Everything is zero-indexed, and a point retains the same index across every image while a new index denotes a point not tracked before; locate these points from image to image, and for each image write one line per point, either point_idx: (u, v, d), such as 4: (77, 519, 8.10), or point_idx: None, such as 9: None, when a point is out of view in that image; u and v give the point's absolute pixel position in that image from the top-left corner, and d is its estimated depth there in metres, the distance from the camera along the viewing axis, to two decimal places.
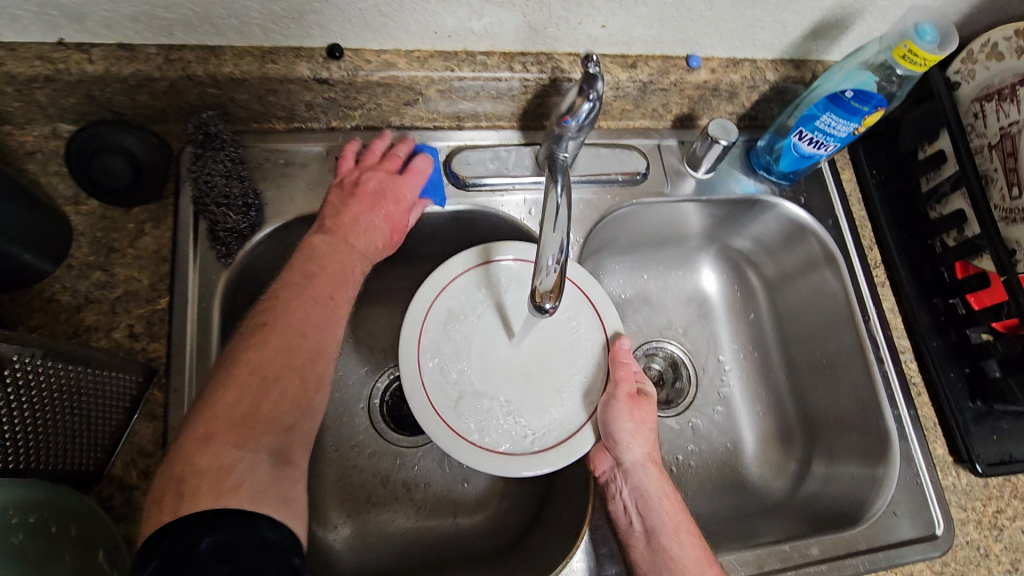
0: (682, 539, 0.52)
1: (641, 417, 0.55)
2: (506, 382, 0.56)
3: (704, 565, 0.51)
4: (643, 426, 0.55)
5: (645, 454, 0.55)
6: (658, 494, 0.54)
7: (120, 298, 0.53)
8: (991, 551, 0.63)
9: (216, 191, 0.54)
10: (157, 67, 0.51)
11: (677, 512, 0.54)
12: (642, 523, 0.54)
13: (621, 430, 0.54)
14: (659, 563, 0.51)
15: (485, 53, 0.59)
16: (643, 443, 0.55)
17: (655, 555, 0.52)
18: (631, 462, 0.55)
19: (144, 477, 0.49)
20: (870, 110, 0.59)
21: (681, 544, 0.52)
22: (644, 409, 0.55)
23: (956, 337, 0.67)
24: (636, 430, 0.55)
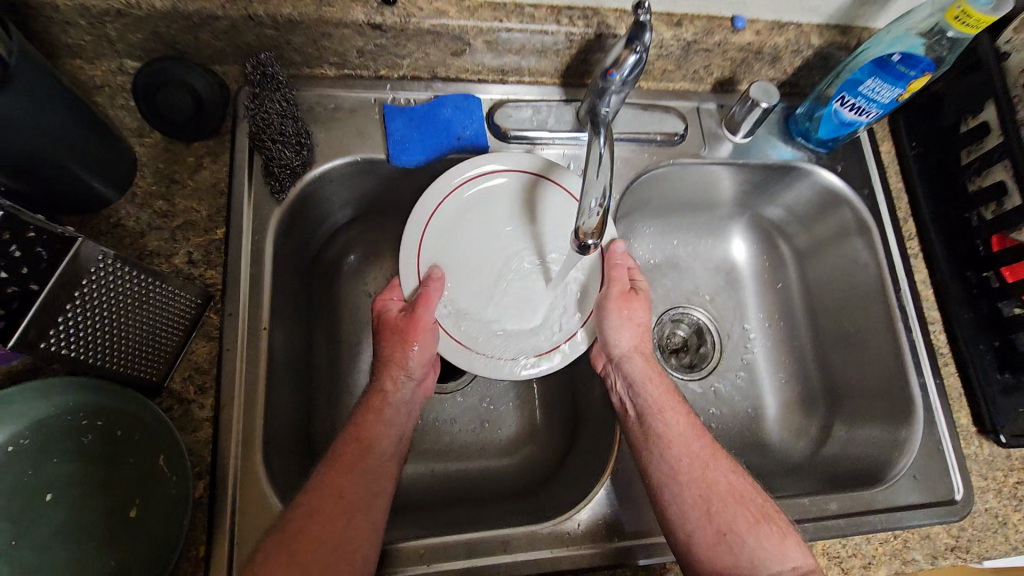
0: (670, 417, 0.56)
1: (631, 310, 0.58)
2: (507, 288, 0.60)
3: (690, 439, 0.55)
4: (633, 320, 0.59)
5: (634, 343, 0.58)
6: (647, 378, 0.58)
7: (180, 227, 0.56)
8: (1010, 520, 0.63)
9: (272, 129, 0.56)
10: (221, 6, 0.53)
11: (666, 395, 0.57)
12: (635, 407, 0.58)
13: (613, 323, 0.58)
14: (650, 441, 0.55)
15: (533, 6, 0.60)
16: (634, 333, 0.59)
17: (645, 434, 0.56)
18: (622, 351, 0.58)
19: (200, 392, 0.53)
20: (916, 74, 0.58)
21: (669, 422, 0.56)
22: (633, 302, 0.59)
23: (988, 310, 0.67)
24: (626, 322, 0.58)
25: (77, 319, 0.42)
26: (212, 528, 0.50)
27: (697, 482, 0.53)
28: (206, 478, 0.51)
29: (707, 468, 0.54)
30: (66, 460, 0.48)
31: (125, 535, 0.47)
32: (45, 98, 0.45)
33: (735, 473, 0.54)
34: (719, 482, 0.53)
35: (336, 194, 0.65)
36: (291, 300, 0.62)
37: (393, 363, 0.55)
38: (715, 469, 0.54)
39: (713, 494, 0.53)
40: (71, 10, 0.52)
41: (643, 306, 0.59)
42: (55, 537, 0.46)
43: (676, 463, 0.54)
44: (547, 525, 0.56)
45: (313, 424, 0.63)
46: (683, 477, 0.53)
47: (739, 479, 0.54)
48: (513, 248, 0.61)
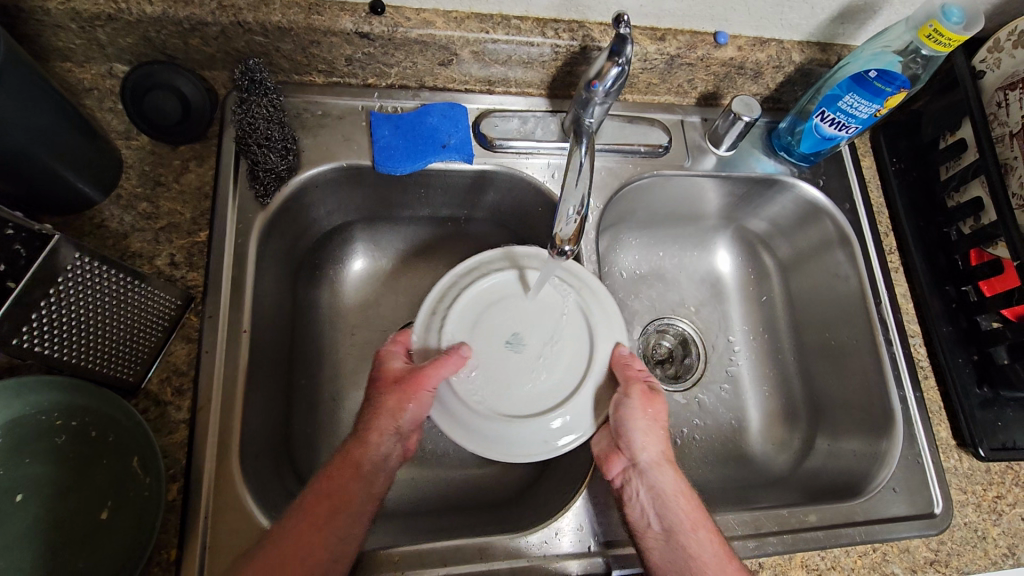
0: (701, 535, 0.52)
1: (658, 414, 0.54)
2: (540, 356, 0.57)
3: (723, 559, 0.51)
4: (658, 426, 0.55)
5: (661, 452, 0.54)
6: (676, 491, 0.53)
7: (163, 229, 0.56)
8: (989, 535, 0.63)
9: (257, 133, 0.56)
10: (211, 13, 0.54)
11: (693, 509, 0.53)
12: (662, 522, 0.52)
13: (638, 427, 0.54)
14: (683, 562, 0.50)
15: (520, 18, 0.61)
16: (659, 440, 0.55)
17: (677, 554, 0.51)
18: (649, 462, 0.53)
19: (177, 394, 0.52)
20: (893, 91, 0.60)
21: (699, 539, 0.51)
22: (658, 405, 0.55)
23: (967, 324, 0.68)
24: (654, 424, 0.54)
25: (50, 317, 0.42)
26: (185, 531, 0.49)
27: None
28: (179, 480, 0.51)
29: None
30: (38, 460, 0.47)
31: (95, 537, 0.47)
32: (31, 95, 0.45)
33: None
34: None
35: (321, 199, 0.65)
36: (273, 303, 0.62)
37: (385, 412, 0.53)
38: None
39: None
40: (62, 14, 0.53)
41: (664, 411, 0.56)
42: (23, 539, 0.45)
43: None
44: (526, 533, 0.55)
45: (293, 427, 0.63)
46: None
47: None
48: (557, 332, 0.59)
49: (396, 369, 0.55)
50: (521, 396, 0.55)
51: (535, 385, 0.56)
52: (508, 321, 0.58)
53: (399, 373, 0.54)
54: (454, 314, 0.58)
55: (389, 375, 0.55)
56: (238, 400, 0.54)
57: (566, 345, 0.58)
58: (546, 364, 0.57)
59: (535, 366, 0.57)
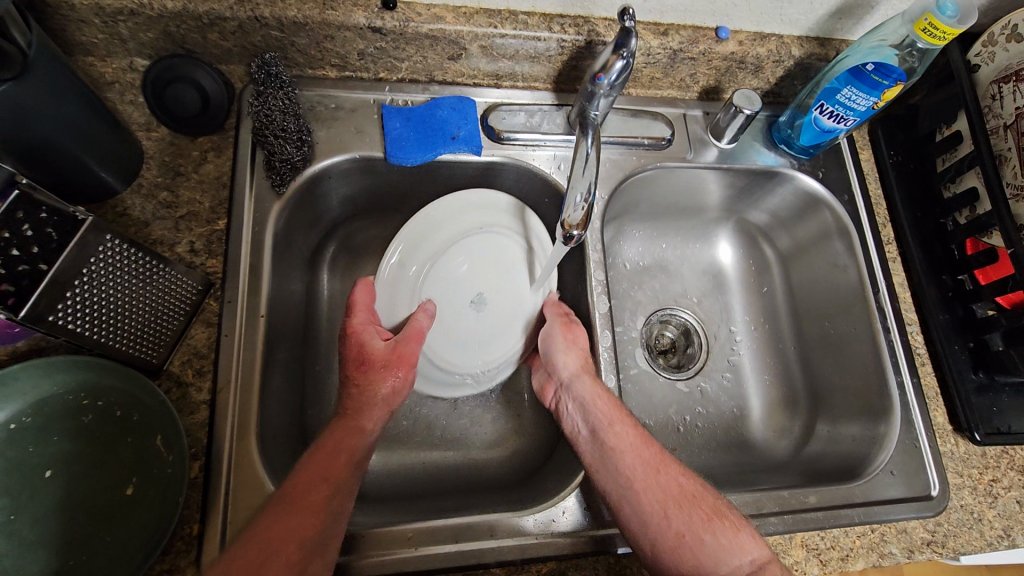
0: (620, 430, 0.57)
1: (572, 335, 0.63)
2: (498, 312, 0.68)
3: (639, 447, 0.56)
4: (574, 344, 0.63)
5: (581, 367, 0.61)
6: (595, 397, 0.59)
7: (183, 218, 0.58)
8: (984, 517, 0.65)
9: (274, 124, 0.59)
10: (229, 8, 0.56)
11: (611, 408, 0.59)
12: (585, 424, 0.59)
13: (557, 352, 0.63)
14: (604, 455, 0.56)
15: (527, 13, 0.63)
16: (581, 359, 0.62)
17: (599, 448, 0.57)
18: (568, 375, 0.61)
19: (198, 376, 0.54)
20: (890, 84, 0.61)
21: (617, 433, 0.57)
22: (574, 332, 0.64)
23: (963, 312, 0.69)
24: (573, 348, 0.63)
25: (82, 296, 0.44)
26: (206, 507, 0.51)
27: (651, 488, 0.54)
28: (200, 459, 0.52)
29: (660, 475, 0.55)
30: (66, 438, 0.49)
31: (120, 512, 0.48)
32: (60, 87, 0.47)
33: (683, 475, 0.55)
34: (669, 485, 0.54)
35: (334, 190, 0.67)
36: (288, 290, 0.64)
37: (377, 394, 0.56)
38: (663, 473, 0.55)
39: (670, 497, 0.53)
40: (87, 9, 0.54)
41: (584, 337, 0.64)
42: (52, 512, 0.47)
43: (628, 471, 0.55)
44: (532, 512, 0.57)
45: (307, 411, 0.65)
46: (637, 483, 0.54)
47: (688, 480, 0.55)
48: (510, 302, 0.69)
49: (377, 347, 0.57)
50: (470, 349, 0.67)
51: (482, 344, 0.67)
52: (472, 285, 0.68)
53: (377, 349, 0.57)
54: (427, 274, 0.66)
55: (371, 356, 0.57)
56: (256, 383, 0.55)
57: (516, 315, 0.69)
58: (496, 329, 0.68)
59: (487, 328, 0.67)
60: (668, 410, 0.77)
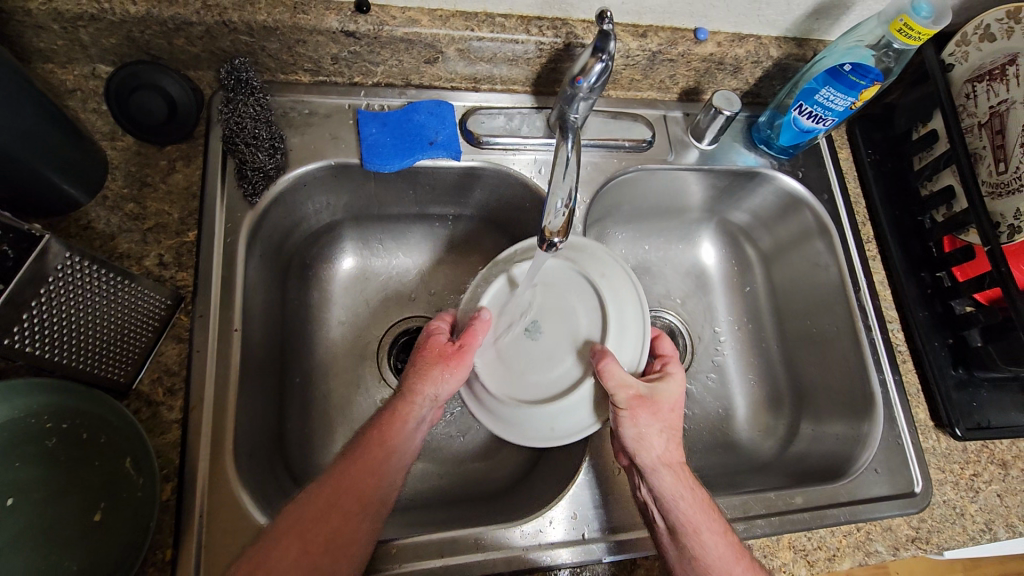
0: (706, 537, 0.51)
1: (650, 418, 0.53)
2: (555, 347, 0.58)
3: (730, 561, 0.51)
4: (654, 428, 0.53)
5: (661, 456, 0.53)
6: (679, 496, 0.52)
7: (151, 230, 0.56)
8: (966, 511, 0.65)
9: (245, 132, 0.57)
10: (195, 12, 0.54)
11: (699, 513, 0.52)
12: (666, 522, 0.53)
13: (632, 434, 0.53)
14: (686, 563, 0.51)
15: (504, 16, 0.62)
16: (662, 441, 0.53)
17: (680, 555, 0.51)
18: (647, 465, 0.53)
19: (169, 394, 0.52)
20: (867, 84, 0.62)
21: (705, 544, 0.51)
22: (654, 408, 0.53)
23: (942, 309, 0.70)
24: (655, 429, 0.53)
25: (41, 318, 0.42)
26: (179, 531, 0.49)
27: None
28: (173, 480, 0.51)
29: None
30: (28, 464, 0.47)
31: (88, 539, 0.46)
32: (14, 98, 0.45)
33: None
34: None
35: (310, 198, 0.65)
36: (264, 302, 0.62)
37: (428, 379, 0.54)
38: None
39: None
40: (44, 14, 0.52)
41: (665, 410, 0.54)
42: (15, 542, 0.45)
43: None
44: (518, 524, 0.56)
45: (286, 426, 0.63)
46: None
47: None
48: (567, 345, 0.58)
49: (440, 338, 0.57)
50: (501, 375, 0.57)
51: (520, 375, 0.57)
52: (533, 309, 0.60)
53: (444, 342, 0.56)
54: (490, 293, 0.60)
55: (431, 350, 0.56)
56: (231, 399, 0.54)
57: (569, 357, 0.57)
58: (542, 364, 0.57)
59: (537, 359, 0.58)
60: None
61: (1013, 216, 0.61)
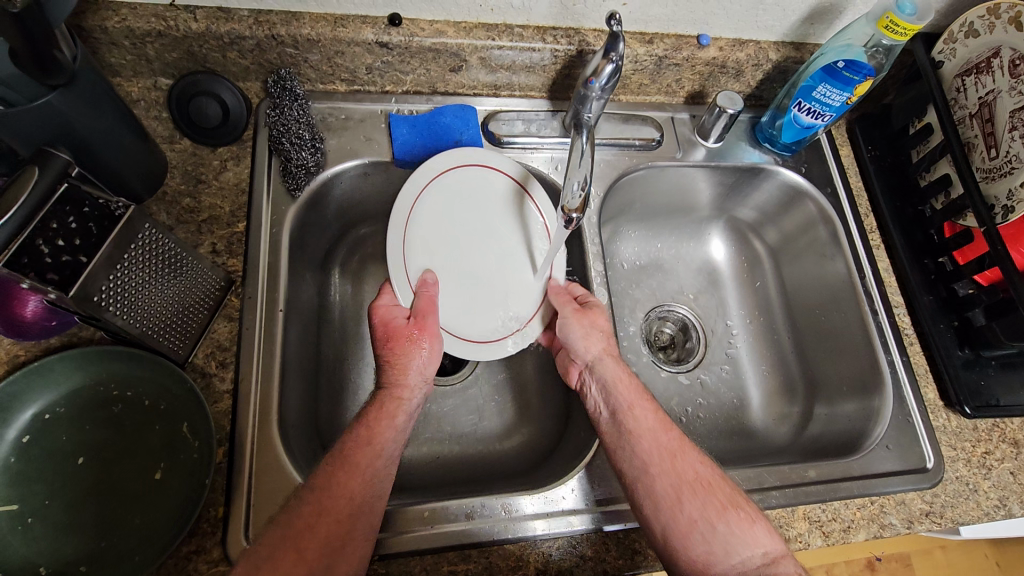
0: (639, 413, 0.58)
1: (589, 321, 0.62)
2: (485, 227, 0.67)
3: (660, 432, 0.57)
4: (595, 328, 0.62)
5: (602, 348, 0.62)
6: (617, 379, 0.60)
7: (205, 221, 0.62)
8: (980, 487, 0.67)
9: (290, 133, 0.63)
10: (248, 27, 0.61)
11: (634, 392, 0.59)
12: (607, 408, 0.59)
13: (576, 334, 0.62)
14: (623, 440, 0.57)
15: (521, 26, 0.68)
16: (601, 342, 0.62)
17: (619, 432, 0.57)
18: (591, 357, 0.62)
19: (221, 366, 0.57)
20: (861, 79, 0.66)
21: (638, 418, 0.57)
22: (589, 314, 0.63)
23: (947, 293, 0.73)
24: (598, 327, 0.62)
25: (119, 281, 0.48)
26: (230, 491, 0.53)
27: (668, 474, 0.54)
28: (225, 445, 0.55)
29: (677, 461, 0.55)
30: (97, 426, 0.52)
31: (148, 495, 0.50)
32: (98, 99, 0.51)
33: (702, 465, 0.55)
34: (687, 473, 0.54)
35: (346, 195, 0.71)
36: (302, 290, 0.67)
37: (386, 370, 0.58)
38: (681, 461, 0.55)
39: (685, 486, 0.53)
40: (118, 32, 0.59)
41: (602, 314, 0.63)
42: (85, 497, 0.50)
43: (646, 457, 0.55)
44: (537, 492, 0.59)
45: (322, 406, 0.67)
46: (653, 470, 0.54)
47: (706, 470, 0.55)
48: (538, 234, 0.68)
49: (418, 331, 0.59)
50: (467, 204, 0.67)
51: (477, 292, 0.66)
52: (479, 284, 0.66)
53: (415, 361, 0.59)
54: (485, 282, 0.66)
55: (398, 331, 0.59)
56: (276, 373, 0.58)
57: (521, 278, 0.67)
58: (501, 242, 0.67)
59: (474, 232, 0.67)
60: (670, 401, 0.80)
61: (1006, 197, 0.64)
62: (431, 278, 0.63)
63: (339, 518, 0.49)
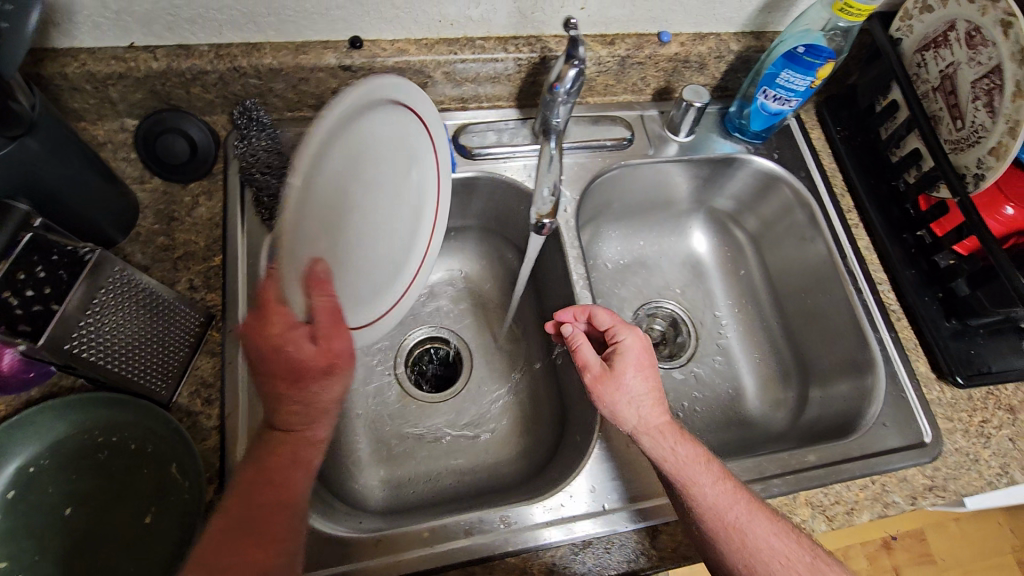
0: (699, 493, 0.54)
1: (614, 394, 0.58)
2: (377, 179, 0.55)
3: (724, 510, 0.53)
4: (623, 400, 0.58)
5: (639, 423, 0.57)
6: (666, 456, 0.55)
7: (180, 258, 0.62)
8: (981, 457, 0.67)
9: (259, 163, 0.62)
10: (210, 62, 0.61)
11: (688, 469, 0.55)
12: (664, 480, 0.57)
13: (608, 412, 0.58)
14: (687, 517, 0.55)
15: (482, 38, 0.69)
16: (636, 410, 0.57)
17: (680, 507, 0.55)
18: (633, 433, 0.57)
19: (206, 404, 0.56)
20: (823, 62, 0.67)
21: (698, 498, 0.54)
22: (616, 382, 0.58)
23: (928, 266, 0.73)
24: (628, 392, 0.58)
25: (93, 327, 0.47)
26: None
27: (738, 552, 0.52)
28: (215, 482, 0.54)
29: (747, 539, 0.53)
30: (84, 475, 0.51)
31: (141, 541, 0.50)
32: (63, 146, 0.51)
33: (775, 536, 0.53)
34: (758, 551, 0.52)
35: None
36: None
37: (294, 401, 0.49)
38: (751, 538, 0.53)
39: (758, 561, 0.52)
40: (79, 77, 0.59)
41: (631, 372, 0.59)
42: (77, 549, 0.49)
43: (711, 538, 0.53)
44: (539, 500, 0.58)
45: None
46: (722, 550, 0.53)
47: (780, 542, 0.53)
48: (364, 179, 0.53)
49: (314, 353, 0.47)
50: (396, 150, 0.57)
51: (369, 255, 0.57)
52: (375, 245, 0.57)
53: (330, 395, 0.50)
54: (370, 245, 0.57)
55: (309, 367, 0.47)
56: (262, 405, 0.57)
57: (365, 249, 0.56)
58: (373, 196, 0.55)
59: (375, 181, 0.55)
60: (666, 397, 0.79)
61: (977, 165, 0.65)
62: (323, 273, 0.45)
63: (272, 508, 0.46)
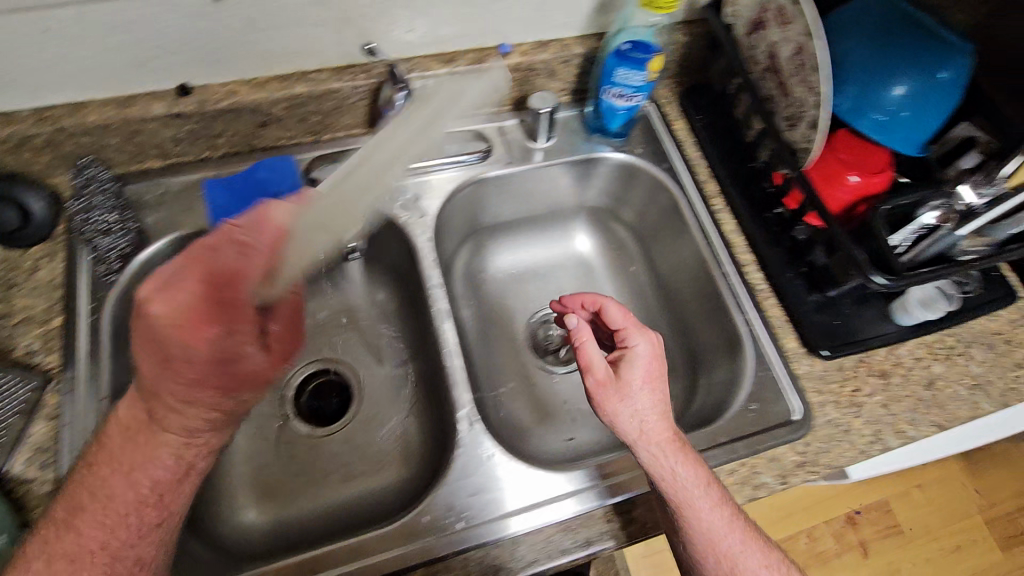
0: (695, 514, 0.55)
1: (615, 408, 0.58)
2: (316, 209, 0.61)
3: (719, 532, 0.55)
4: (630, 412, 0.57)
5: (636, 437, 0.56)
6: (681, 474, 0.55)
7: (19, 324, 0.61)
8: (853, 427, 0.67)
9: (95, 220, 0.63)
10: (32, 126, 0.62)
11: (691, 490, 0.55)
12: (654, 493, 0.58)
13: (619, 421, 0.58)
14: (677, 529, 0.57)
15: (317, 71, 0.69)
16: (635, 425, 0.57)
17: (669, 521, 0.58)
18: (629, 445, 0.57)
19: (42, 469, 0.56)
20: (651, 56, 0.69)
21: (695, 515, 0.55)
22: (625, 393, 0.58)
23: (790, 241, 0.74)
24: (633, 404, 0.57)
25: None
26: None
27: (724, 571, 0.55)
28: None
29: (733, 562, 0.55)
30: None
31: None
32: None
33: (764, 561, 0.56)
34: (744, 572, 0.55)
35: None
36: None
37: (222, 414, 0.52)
38: (738, 562, 0.55)
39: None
40: None
41: (639, 385, 0.58)
42: None
43: (696, 553, 0.56)
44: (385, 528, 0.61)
45: None
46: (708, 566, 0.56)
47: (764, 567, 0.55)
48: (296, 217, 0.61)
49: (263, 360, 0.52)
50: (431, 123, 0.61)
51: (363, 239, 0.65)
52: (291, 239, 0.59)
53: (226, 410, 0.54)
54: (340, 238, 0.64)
55: (261, 373, 0.52)
56: None
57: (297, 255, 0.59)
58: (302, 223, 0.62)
59: None
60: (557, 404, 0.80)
61: (807, 138, 0.66)
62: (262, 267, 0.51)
63: (163, 493, 0.50)
